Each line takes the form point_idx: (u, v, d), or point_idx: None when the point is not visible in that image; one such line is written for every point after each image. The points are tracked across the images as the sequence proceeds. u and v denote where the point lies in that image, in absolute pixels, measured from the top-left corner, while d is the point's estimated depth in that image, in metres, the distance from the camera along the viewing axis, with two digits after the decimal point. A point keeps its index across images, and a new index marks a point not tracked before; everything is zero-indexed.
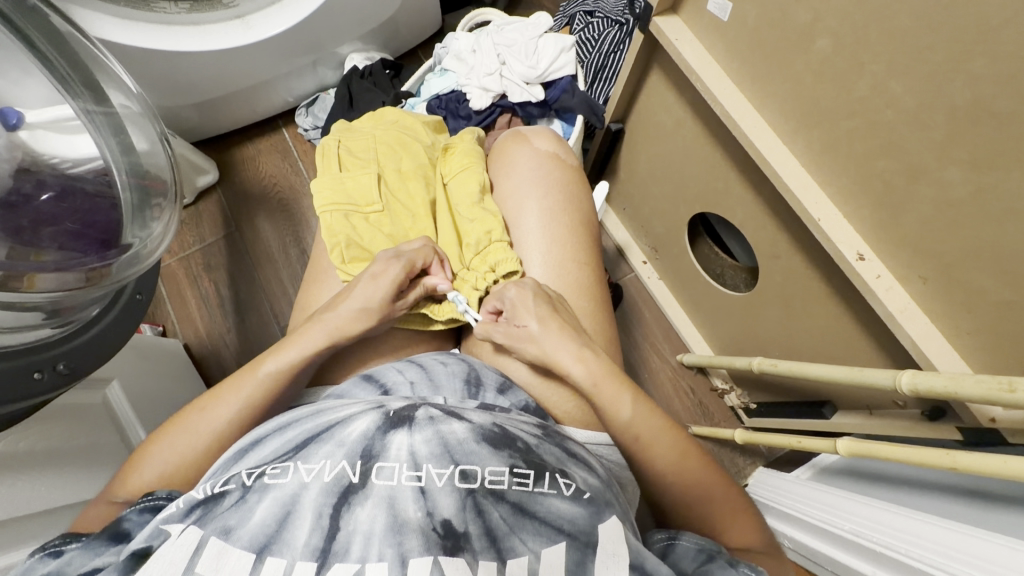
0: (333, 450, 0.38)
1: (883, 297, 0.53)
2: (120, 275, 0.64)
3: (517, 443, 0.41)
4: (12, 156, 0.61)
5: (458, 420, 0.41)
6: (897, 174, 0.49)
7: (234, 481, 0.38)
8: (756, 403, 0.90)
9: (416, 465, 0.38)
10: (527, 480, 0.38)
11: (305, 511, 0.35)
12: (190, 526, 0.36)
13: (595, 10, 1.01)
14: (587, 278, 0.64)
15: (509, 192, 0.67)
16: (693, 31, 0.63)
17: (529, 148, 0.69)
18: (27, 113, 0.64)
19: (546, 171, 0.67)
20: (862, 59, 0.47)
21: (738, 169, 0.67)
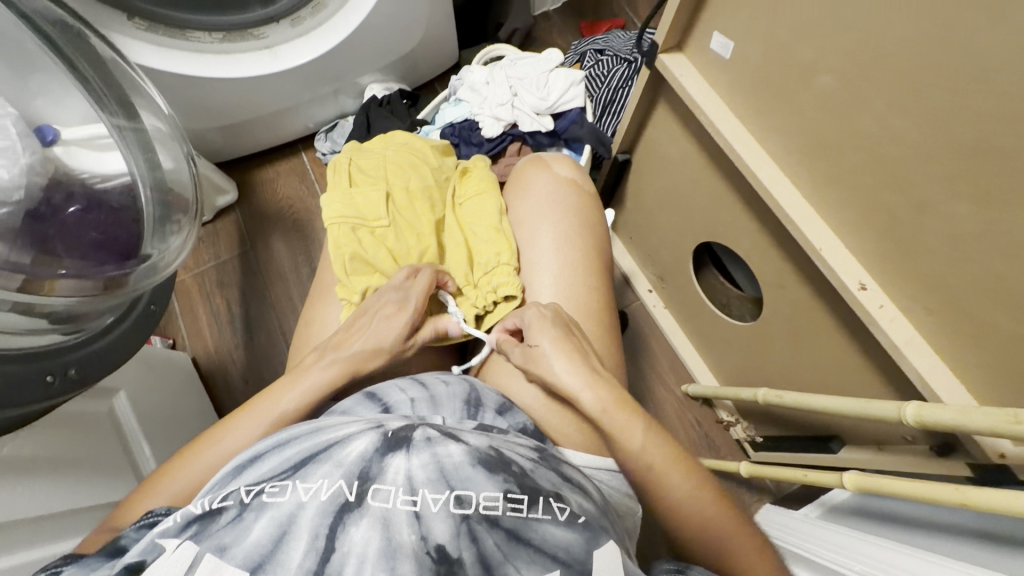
0: (331, 470, 0.38)
1: (886, 327, 0.53)
2: (137, 285, 0.67)
3: (512, 467, 0.41)
4: (46, 170, 0.64)
5: (455, 442, 0.41)
6: (903, 206, 0.50)
7: (232, 498, 0.38)
8: (762, 437, 0.89)
9: (413, 489, 0.38)
10: (522, 507, 0.38)
11: (301, 532, 0.35)
12: (185, 542, 0.36)
13: (605, 49, 1.06)
14: (595, 313, 0.64)
15: (522, 217, 0.69)
16: (698, 68, 0.66)
17: (546, 176, 0.71)
18: (63, 131, 0.68)
19: (561, 199, 0.69)
20: (865, 95, 0.49)
21: (742, 200, 0.69)
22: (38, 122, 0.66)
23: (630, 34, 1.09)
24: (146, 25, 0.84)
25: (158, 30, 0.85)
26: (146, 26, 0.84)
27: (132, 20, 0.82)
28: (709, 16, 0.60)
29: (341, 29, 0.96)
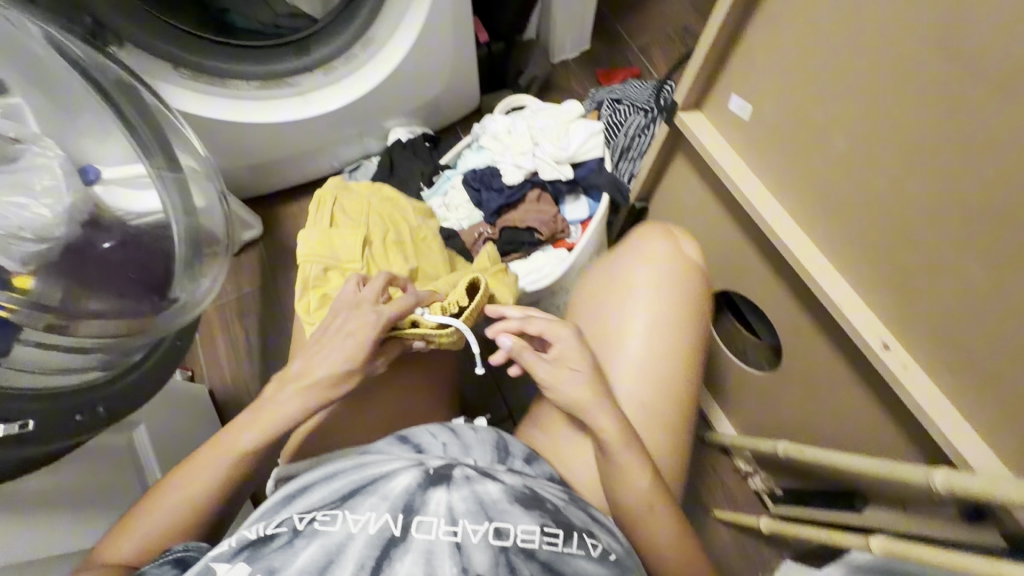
0: (378, 503, 0.44)
1: (911, 388, 0.52)
2: (160, 328, 0.68)
3: (545, 504, 0.46)
4: (87, 207, 0.72)
5: (492, 480, 0.47)
6: (919, 266, 0.50)
7: (285, 525, 0.43)
8: (782, 489, 0.86)
9: (453, 520, 0.43)
10: (557, 539, 0.43)
11: (348, 559, 0.40)
12: (241, 562, 0.41)
13: (622, 98, 1.09)
14: (675, 408, 0.62)
15: (614, 305, 0.66)
16: (716, 125, 0.68)
17: (643, 263, 0.67)
18: (104, 170, 0.76)
19: (658, 293, 0.65)
20: (879, 158, 0.50)
21: (760, 252, 0.70)
22: (84, 161, 0.75)
23: (646, 84, 1.13)
24: (190, 75, 0.89)
25: (201, 79, 0.90)
26: (190, 75, 0.89)
27: (178, 69, 0.87)
28: (728, 78, 0.63)
29: (370, 78, 1.00)
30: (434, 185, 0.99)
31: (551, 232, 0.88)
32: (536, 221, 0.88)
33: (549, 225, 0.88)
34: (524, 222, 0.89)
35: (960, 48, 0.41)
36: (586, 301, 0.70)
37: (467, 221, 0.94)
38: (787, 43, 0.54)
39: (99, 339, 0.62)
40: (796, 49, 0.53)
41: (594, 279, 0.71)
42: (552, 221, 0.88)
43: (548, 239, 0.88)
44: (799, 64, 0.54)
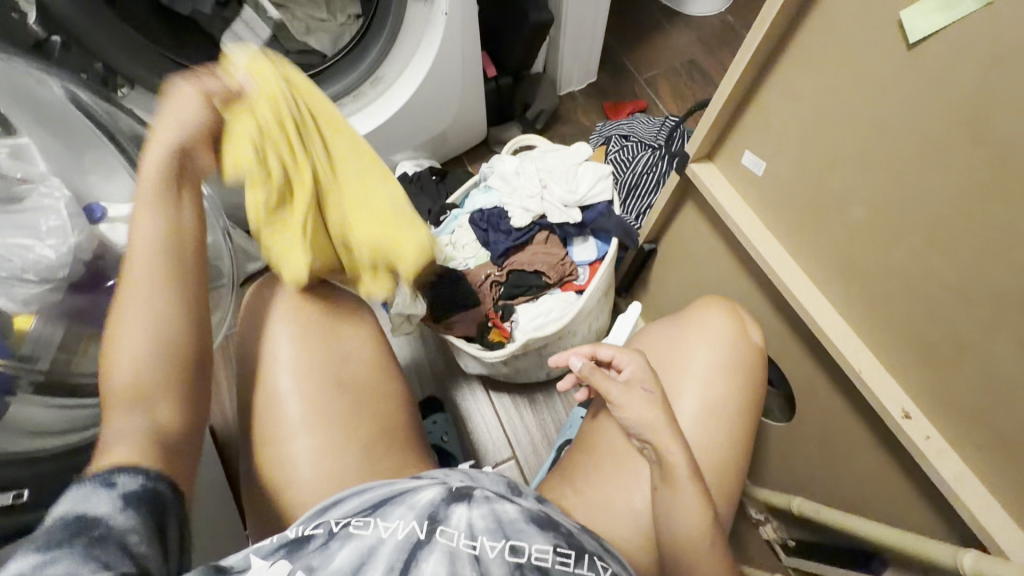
0: (405, 512, 0.45)
1: (935, 462, 0.50)
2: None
3: (560, 527, 0.47)
4: (91, 245, 0.70)
5: (508, 501, 0.47)
6: (943, 339, 0.49)
7: (321, 527, 0.44)
8: (795, 540, 0.83)
9: (473, 535, 0.44)
10: (568, 560, 0.44)
11: (378, 562, 0.41)
12: (279, 559, 0.42)
13: (629, 134, 1.10)
14: (729, 474, 0.60)
15: (671, 380, 0.63)
16: (729, 178, 0.67)
17: (705, 340, 0.63)
18: (110, 208, 0.75)
19: (716, 376, 0.62)
20: (899, 231, 0.49)
21: (775, 306, 0.69)
22: (90, 200, 0.74)
23: (654, 120, 1.13)
24: None
25: None
26: None
27: None
28: (742, 134, 0.62)
29: (377, 114, 1.00)
30: (441, 223, 0.98)
31: (557, 272, 0.88)
32: (542, 263, 0.88)
33: (555, 266, 0.88)
34: (531, 262, 0.89)
35: (985, 136, 0.40)
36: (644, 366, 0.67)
37: (474, 261, 0.92)
38: (804, 107, 0.53)
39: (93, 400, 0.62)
40: (812, 112, 0.53)
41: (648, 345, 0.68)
42: (559, 264, 0.88)
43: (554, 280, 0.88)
44: (815, 129, 0.53)
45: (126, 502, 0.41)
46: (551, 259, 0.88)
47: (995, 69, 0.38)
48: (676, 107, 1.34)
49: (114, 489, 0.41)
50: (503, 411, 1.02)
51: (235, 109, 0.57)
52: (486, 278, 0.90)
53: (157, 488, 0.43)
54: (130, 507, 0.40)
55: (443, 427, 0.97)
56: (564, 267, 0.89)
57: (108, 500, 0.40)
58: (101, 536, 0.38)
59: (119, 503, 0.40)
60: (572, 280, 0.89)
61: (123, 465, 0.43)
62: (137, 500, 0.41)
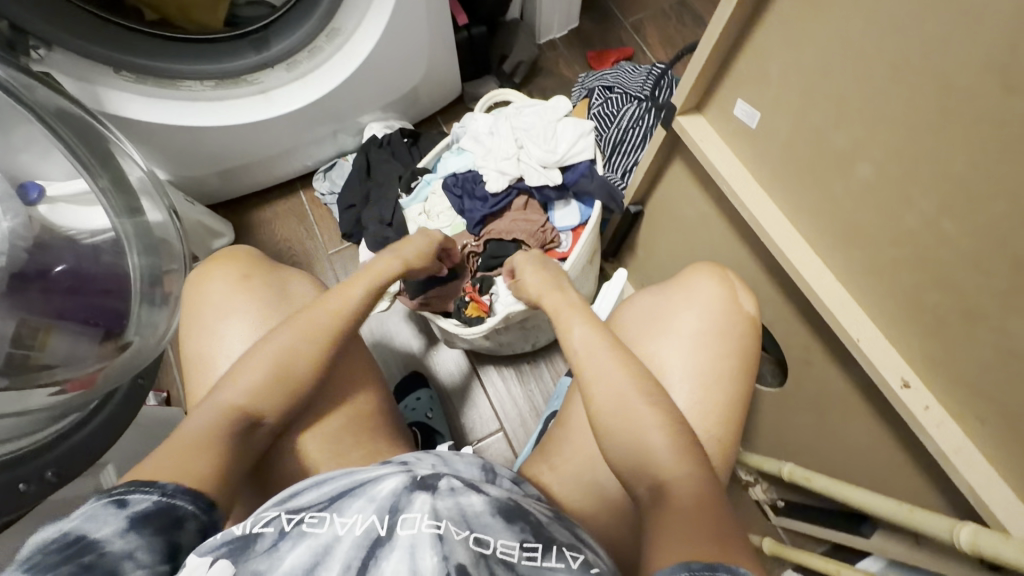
0: (365, 505, 0.40)
1: (935, 433, 0.48)
2: (111, 378, 0.66)
3: (529, 518, 0.43)
4: (33, 231, 0.61)
5: (476, 492, 0.43)
6: (949, 307, 0.45)
7: (273, 526, 0.40)
8: (784, 501, 0.83)
9: (437, 515, 0.38)
10: (536, 552, 0.39)
11: (334, 560, 0.37)
12: (220, 560, 0.38)
13: (614, 85, 1.02)
14: (724, 423, 0.56)
15: (649, 344, 0.60)
16: (719, 132, 0.61)
17: (690, 304, 0.60)
18: (47, 186, 0.66)
19: (704, 343, 0.58)
20: (908, 189, 0.44)
21: (767, 270, 0.65)
22: (25, 178, 0.64)
23: (640, 68, 1.04)
24: (135, 78, 0.80)
25: (149, 82, 0.81)
26: (135, 79, 0.80)
27: (120, 73, 0.78)
28: (733, 83, 0.56)
29: (337, 72, 0.91)
30: (413, 190, 0.92)
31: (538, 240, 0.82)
32: (521, 230, 0.82)
33: (536, 234, 0.82)
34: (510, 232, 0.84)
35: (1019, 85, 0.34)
36: (621, 330, 0.64)
37: (449, 230, 0.89)
38: (803, 51, 0.47)
39: (49, 402, 0.60)
40: (811, 57, 0.47)
41: (631, 313, 0.65)
42: (538, 232, 0.82)
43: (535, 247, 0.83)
44: (816, 76, 0.47)
45: (131, 524, 0.39)
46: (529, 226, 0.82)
47: (1005, 0, 0.33)
48: (664, 53, 1.24)
49: (124, 509, 0.40)
50: (489, 384, 0.99)
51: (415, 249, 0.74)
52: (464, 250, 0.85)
53: (172, 505, 0.42)
54: (132, 529, 0.39)
55: (427, 403, 0.93)
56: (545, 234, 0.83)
57: (116, 519, 0.39)
58: (90, 563, 0.36)
59: (126, 521, 0.39)
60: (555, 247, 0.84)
61: (122, 483, 0.42)
62: (146, 518, 0.40)
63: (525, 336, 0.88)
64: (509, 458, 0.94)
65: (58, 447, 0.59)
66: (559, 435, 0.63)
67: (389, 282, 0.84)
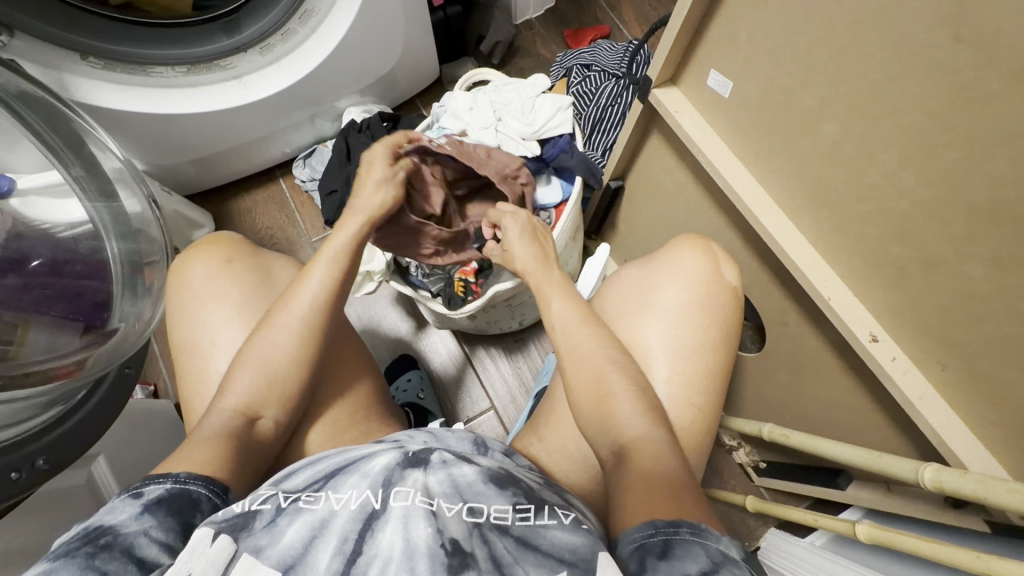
0: (359, 482, 0.42)
1: (901, 382, 0.51)
2: (98, 364, 0.64)
3: (520, 484, 0.45)
4: (4, 223, 0.64)
5: (468, 464, 0.45)
6: (911, 260, 0.48)
7: (269, 504, 0.41)
8: (765, 462, 0.88)
9: (430, 495, 0.40)
10: (528, 512, 0.41)
11: (332, 535, 0.38)
12: (222, 536, 0.38)
13: (591, 63, 1.03)
14: (704, 388, 0.58)
15: (632, 320, 0.62)
16: (693, 102, 0.62)
17: (676, 279, 0.62)
18: (19, 179, 0.68)
19: (687, 317, 0.60)
20: (871, 148, 0.46)
21: (743, 237, 0.67)
22: None
23: (616, 45, 1.05)
24: (103, 65, 0.78)
25: (117, 69, 0.79)
26: (102, 66, 0.78)
27: (85, 60, 0.76)
28: (705, 53, 0.57)
29: (311, 54, 0.90)
30: None
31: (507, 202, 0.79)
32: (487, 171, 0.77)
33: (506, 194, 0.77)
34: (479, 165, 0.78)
35: (971, 38, 0.36)
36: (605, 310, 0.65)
37: None
38: (772, 18, 0.48)
39: (32, 391, 0.57)
40: (778, 22, 0.48)
41: (618, 288, 0.66)
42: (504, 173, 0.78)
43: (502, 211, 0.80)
44: (784, 40, 0.48)
45: (144, 508, 0.41)
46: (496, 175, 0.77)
47: None
48: (639, 29, 1.25)
49: (139, 498, 0.42)
50: (478, 363, 1.01)
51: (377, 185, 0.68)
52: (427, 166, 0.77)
53: (186, 490, 0.43)
54: (147, 512, 0.40)
55: (419, 383, 0.95)
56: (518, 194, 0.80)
57: (130, 507, 0.41)
58: (107, 543, 0.37)
59: (141, 508, 0.41)
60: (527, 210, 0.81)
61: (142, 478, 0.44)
62: (159, 503, 0.41)
63: (512, 313, 0.89)
64: (501, 433, 0.96)
65: (48, 436, 0.56)
66: (547, 403, 0.65)
67: (374, 262, 0.84)
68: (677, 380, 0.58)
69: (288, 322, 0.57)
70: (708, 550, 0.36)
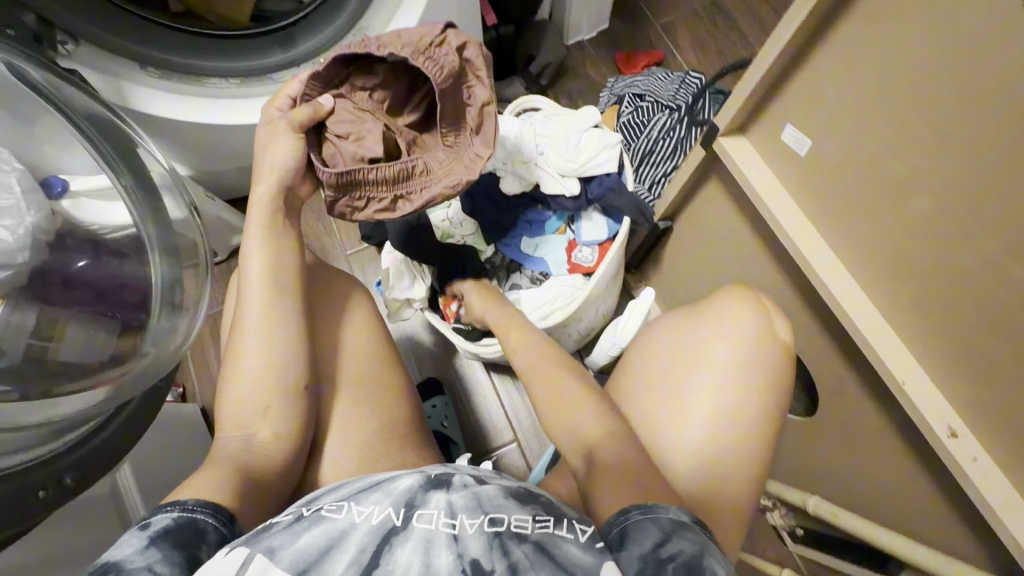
0: (381, 498, 0.40)
1: (982, 486, 0.46)
2: (127, 390, 0.62)
3: (540, 499, 0.42)
4: (52, 225, 0.63)
5: (491, 484, 0.43)
6: (1005, 356, 0.43)
7: (291, 514, 0.40)
8: (804, 530, 0.80)
9: (453, 513, 0.39)
10: (550, 525, 0.38)
11: (349, 545, 0.37)
12: (237, 547, 0.37)
13: (645, 93, 0.99)
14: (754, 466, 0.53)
15: (676, 384, 0.56)
16: (761, 155, 0.59)
17: (721, 337, 0.56)
18: (71, 182, 0.67)
19: (738, 378, 0.54)
20: (972, 231, 0.42)
21: (803, 298, 0.63)
22: (47, 172, 0.65)
23: (672, 75, 1.01)
24: (159, 74, 0.78)
25: (173, 78, 0.80)
26: (159, 75, 0.78)
27: (144, 69, 0.77)
28: (783, 107, 0.53)
29: None
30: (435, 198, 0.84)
31: (454, 102, 0.63)
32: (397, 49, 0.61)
33: (437, 82, 0.60)
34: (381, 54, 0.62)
35: None
36: (635, 369, 0.60)
37: (472, 238, 0.85)
38: (864, 81, 0.45)
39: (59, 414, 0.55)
40: (868, 81, 0.44)
41: (658, 343, 0.60)
42: (421, 47, 0.61)
43: (453, 109, 0.64)
44: (877, 101, 0.44)
45: (150, 542, 0.38)
46: (409, 52, 0.60)
47: None
48: (695, 58, 1.21)
49: (145, 531, 0.39)
50: (503, 393, 0.98)
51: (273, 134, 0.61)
52: (336, 101, 0.65)
53: (193, 519, 0.41)
54: (153, 545, 0.38)
55: (443, 411, 0.93)
56: (460, 73, 0.62)
57: (136, 541, 0.38)
58: None
59: (147, 541, 0.38)
60: (483, 82, 0.63)
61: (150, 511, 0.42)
62: (165, 535, 0.39)
63: None
64: (524, 470, 0.93)
65: (76, 453, 0.55)
66: None
67: (414, 290, 0.85)
68: (737, 455, 0.52)
69: (254, 339, 0.55)
70: (658, 523, 0.38)
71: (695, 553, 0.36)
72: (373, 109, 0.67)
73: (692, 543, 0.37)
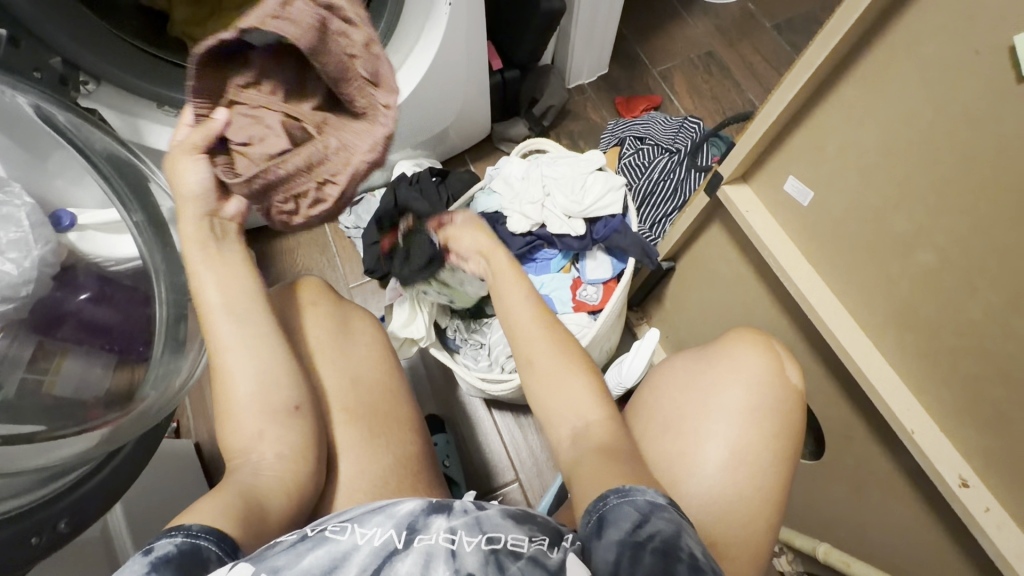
0: (384, 519, 0.39)
1: (997, 536, 0.47)
2: (125, 434, 0.59)
3: (536, 519, 0.42)
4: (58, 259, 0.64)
5: (490, 505, 0.42)
6: (1013, 406, 0.44)
7: (293, 533, 0.39)
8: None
9: (453, 530, 0.38)
10: (544, 544, 0.39)
11: (352, 566, 0.36)
12: (239, 564, 0.36)
13: (645, 136, 1.03)
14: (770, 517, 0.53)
15: (689, 427, 0.56)
16: (765, 204, 0.61)
17: (735, 378, 0.57)
18: (81, 214, 0.67)
19: (756, 420, 0.54)
20: (976, 284, 0.44)
21: (806, 341, 0.64)
22: (56, 206, 0.66)
23: (670, 119, 1.05)
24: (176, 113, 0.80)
25: None
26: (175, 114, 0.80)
27: (161, 107, 0.79)
28: (787, 158, 0.56)
29: None
30: None
31: (340, 62, 0.61)
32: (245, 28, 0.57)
33: (308, 45, 0.58)
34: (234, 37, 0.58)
35: None
36: (647, 414, 0.59)
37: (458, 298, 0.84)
38: (868, 138, 0.47)
39: (51, 461, 0.52)
40: (876, 142, 0.47)
41: (665, 388, 0.60)
42: (273, 17, 0.56)
43: (339, 63, 0.61)
44: (881, 157, 0.47)
45: (151, 569, 0.35)
46: (260, 22, 0.57)
47: None
48: (690, 102, 1.26)
49: (147, 556, 0.36)
50: (506, 430, 0.97)
51: (177, 163, 0.60)
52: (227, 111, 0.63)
53: (196, 546, 0.38)
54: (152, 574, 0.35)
55: (444, 449, 0.92)
56: (325, 23, 0.58)
57: (136, 567, 0.35)
58: None
59: (147, 568, 0.35)
60: (353, 24, 0.60)
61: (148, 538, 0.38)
62: (167, 561, 0.36)
63: None
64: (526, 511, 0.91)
65: (67, 499, 0.53)
66: None
67: (413, 326, 0.83)
68: (755, 504, 0.51)
69: None
70: (636, 505, 0.40)
71: (674, 532, 0.38)
72: (266, 103, 0.64)
73: (671, 522, 0.39)
